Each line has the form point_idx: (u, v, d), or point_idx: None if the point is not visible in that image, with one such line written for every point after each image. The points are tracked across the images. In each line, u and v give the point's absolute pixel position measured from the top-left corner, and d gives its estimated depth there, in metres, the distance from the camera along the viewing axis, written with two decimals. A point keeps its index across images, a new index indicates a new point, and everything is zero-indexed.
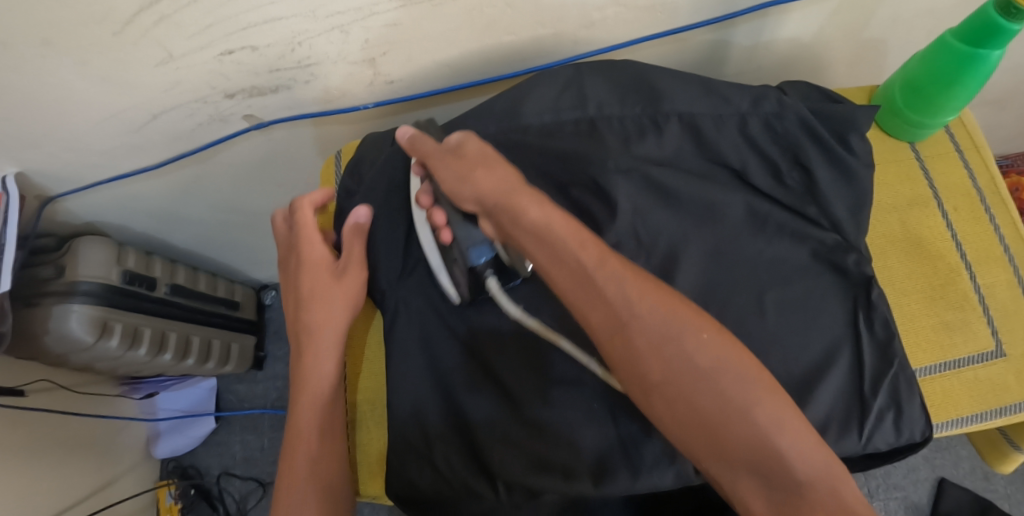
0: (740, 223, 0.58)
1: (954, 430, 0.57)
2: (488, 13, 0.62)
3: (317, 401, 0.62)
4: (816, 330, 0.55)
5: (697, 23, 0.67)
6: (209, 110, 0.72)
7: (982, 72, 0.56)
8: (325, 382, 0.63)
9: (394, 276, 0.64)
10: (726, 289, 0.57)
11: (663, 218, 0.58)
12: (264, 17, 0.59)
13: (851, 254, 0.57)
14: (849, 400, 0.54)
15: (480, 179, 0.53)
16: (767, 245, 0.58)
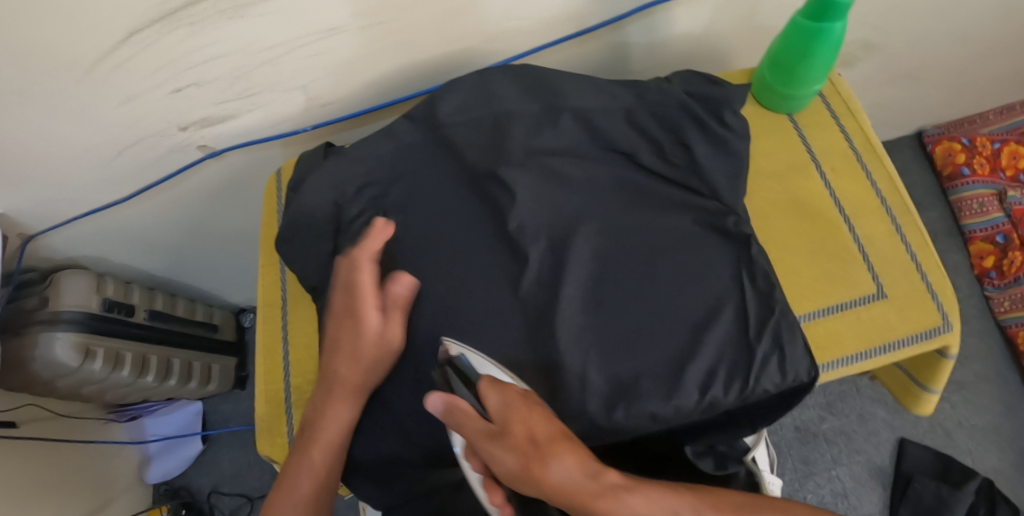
0: (628, 200, 0.65)
1: (843, 368, 0.60)
2: (402, 34, 0.70)
3: (331, 445, 0.62)
4: (703, 288, 0.61)
5: (590, 26, 0.76)
6: (167, 142, 0.79)
7: (831, 43, 0.63)
8: (342, 422, 0.62)
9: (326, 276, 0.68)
10: (620, 260, 0.62)
11: (561, 199, 0.64)
12: (205, 57, 0.67)
13: (730, 216, 0.63)
14: (735, 345, 0.58)
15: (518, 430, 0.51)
16: (656, 216, 0.64)
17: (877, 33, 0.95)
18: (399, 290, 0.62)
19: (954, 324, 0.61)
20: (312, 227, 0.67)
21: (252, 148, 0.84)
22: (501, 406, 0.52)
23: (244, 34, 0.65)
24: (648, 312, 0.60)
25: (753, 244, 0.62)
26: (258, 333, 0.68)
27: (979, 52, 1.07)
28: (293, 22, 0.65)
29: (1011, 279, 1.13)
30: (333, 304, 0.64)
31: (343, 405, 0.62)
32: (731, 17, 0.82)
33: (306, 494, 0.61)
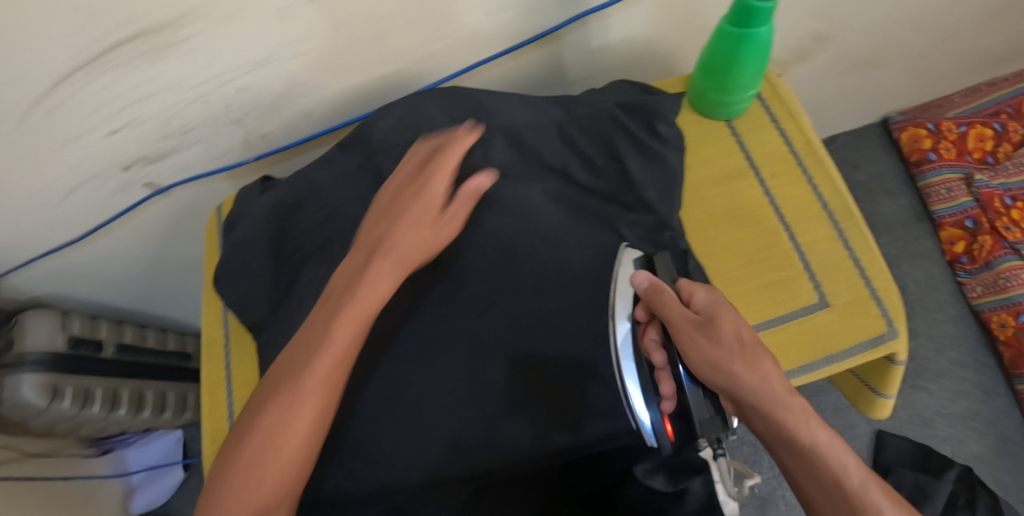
0: (564, 218, 0.65)
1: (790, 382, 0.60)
2: (335, 60, 0.72)
3: (338, 364, 0.53)
4: None
5: (522, 41, 0.77)
6: (113, 182, 0.79)
7: (759, 49, 0.62)
8: (347, 341, 0.54)
9: (263, 313, 0.67)
10: (556, 279, 0.63)
11: (498, 220, 0.64)
12: (137, 98, 0.67)
13: (666, 231, 0.64)
14: None
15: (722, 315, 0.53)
16: (592, 231, 0.64)
17: (828, 26, 0.94)
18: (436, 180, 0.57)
19: (900, 330, 0.60)
20: (248, 264, 0.67)
21: (199, 182, 0.84)
22: (699, 300, 0.55)
23: (174, 73, 0.66)
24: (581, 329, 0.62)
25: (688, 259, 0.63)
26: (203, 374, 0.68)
27: (937, 37, 1.06)
28: (219, 58, 0.66)
29: (983, 264, 1.13)
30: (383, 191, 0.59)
31: (356, 319, 0.54)
32: (670, 21, 0.82)
33: (310, 427, 0.52)
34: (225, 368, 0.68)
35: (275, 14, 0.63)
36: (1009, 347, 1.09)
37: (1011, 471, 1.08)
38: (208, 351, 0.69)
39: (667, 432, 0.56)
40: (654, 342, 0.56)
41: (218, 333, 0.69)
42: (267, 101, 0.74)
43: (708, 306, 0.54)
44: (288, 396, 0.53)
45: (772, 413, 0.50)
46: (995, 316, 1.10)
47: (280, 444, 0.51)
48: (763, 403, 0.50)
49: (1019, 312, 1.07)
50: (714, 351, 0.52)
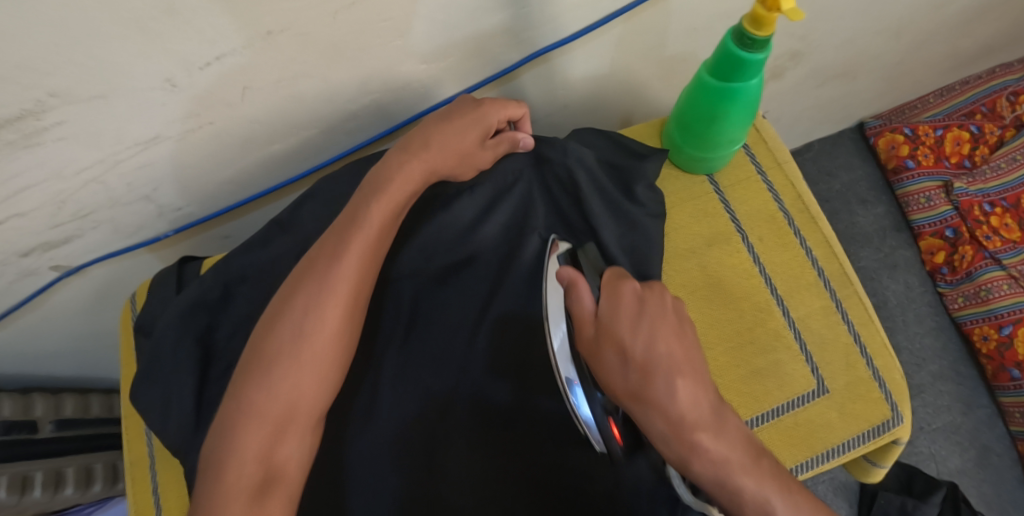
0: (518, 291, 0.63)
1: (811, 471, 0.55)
2: (253, 124, 0.64)
3: (321, 362, 0.54)
4: None
5: (472, 85, 0.70)
6: (13, 270, 0.69)
7: (744, 101, 0.57)
8: (325, 332, 0.54)
9: (189, 431, 0.59)
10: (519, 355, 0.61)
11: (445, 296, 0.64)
12: (15, 189, 0.58)
13: None
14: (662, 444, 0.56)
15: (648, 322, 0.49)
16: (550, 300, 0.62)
17: (804, 43, 0.88)
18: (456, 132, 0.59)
19: (905, 415, 0.57)
20: (174, 371, 0.61)
21: (117, 258, 0.75)
22: (612, 313, 0.50)
23: (51, 161, 0.57)
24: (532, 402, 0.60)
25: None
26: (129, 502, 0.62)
27: (914, 43, 1.01)
28: (102, 141, 0.58)
29: (964, 275, 1.10)
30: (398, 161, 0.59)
31: (335, 316, 0.55)
32: (635, 54, 0.75)
33: (263, 444, 0.51)
34: (152, 492, 0.62)
35: (160, 87, 0.54)
36: (990, 360, 1.06)
37: (993, 483, 1.06)
38: (133, 472, 0.64)
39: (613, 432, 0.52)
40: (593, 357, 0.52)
41: (142, 452, 0.64)
42: (173, 177, 0.66)
43: (632, 318, 0.49)
44: (253, 397, 0.52)
45: (677, 441, 0.47)
46: (977, 328, 1.08)
47: (239, 458, 0.50)
48: (665, 433, 0.47)
49: (1001, 325, 1.04)
50: (625, 377, 0.48)
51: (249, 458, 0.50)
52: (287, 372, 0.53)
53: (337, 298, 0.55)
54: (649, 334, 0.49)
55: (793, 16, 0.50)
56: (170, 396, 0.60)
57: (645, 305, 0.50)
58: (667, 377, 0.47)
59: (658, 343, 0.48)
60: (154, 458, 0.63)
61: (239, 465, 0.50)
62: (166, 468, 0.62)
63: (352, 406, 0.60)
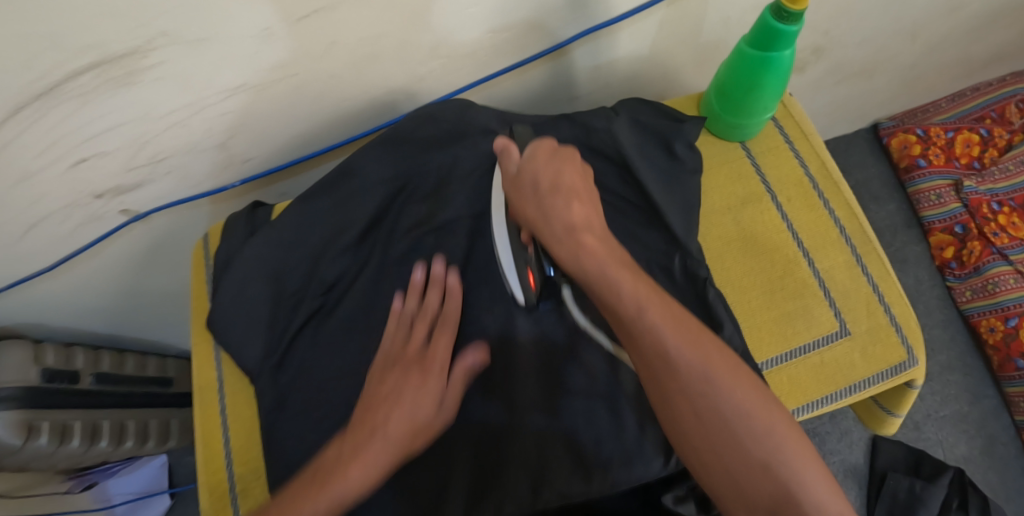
0: None
1: (810, 412, 0.60)
2: (326, 84, 0.69)
3: (413, 430, 0.56)
4: None
5: (527, 58, 0.75)
6: (83, 212, 0.73)
7: (778, 70, 0.61)
8: (419, 407, 0.57)
9: (263, 356, 0.64)
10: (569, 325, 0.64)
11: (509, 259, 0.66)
12: (105, 126, 0.63)
13: (678, 255, 0.63)
14: None
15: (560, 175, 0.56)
16: None
17: (827, 38, 0.93)
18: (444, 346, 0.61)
19: (919, 359, 0.61)
20: (250, 313, 0.65)
21: (178, 208, 0.79)
22: (531, 154, 0.58)
23: (143, 100, 0.61)
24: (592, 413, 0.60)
25: (709, 286, 0.61)
26: (197, 423, 0.64)
27: (929, 46, 1.06)
28: (193, 85, 0.62)
29: (972, 269, 1.14)
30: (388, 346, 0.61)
31: (425, 389, 0.58)
32: (675, 37, 0.80)
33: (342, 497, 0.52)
34: (220, 411, 0.65)
35: (256, 35, 0.59)
36: (997, 351, 1.10)
37: (998, 471, 1.09)
38: (200, 396, 0.65)
39: (529, 282, 0.60)
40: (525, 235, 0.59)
41: (210, 376, 0.66)
42: (245, 126, 0.70)
43: (543, 157, 0.58)
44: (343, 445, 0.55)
45: (579, 245, 0.53)
46: (984, 320, 1.12)
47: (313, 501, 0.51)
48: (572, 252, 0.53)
49: (1008, 317, 1.09)
50: (534, 197, 0.56)
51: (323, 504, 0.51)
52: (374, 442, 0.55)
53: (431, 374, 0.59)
54: (553, 168, 0.57)
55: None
56: (238, 328, 0.64)
57: (558, 154, 0.58)
58: (566, 198, 0.55)
59: (560, 178, 0.56)
60: (224, 383, 0.65)
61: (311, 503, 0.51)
62: (237, 392, 0.65)
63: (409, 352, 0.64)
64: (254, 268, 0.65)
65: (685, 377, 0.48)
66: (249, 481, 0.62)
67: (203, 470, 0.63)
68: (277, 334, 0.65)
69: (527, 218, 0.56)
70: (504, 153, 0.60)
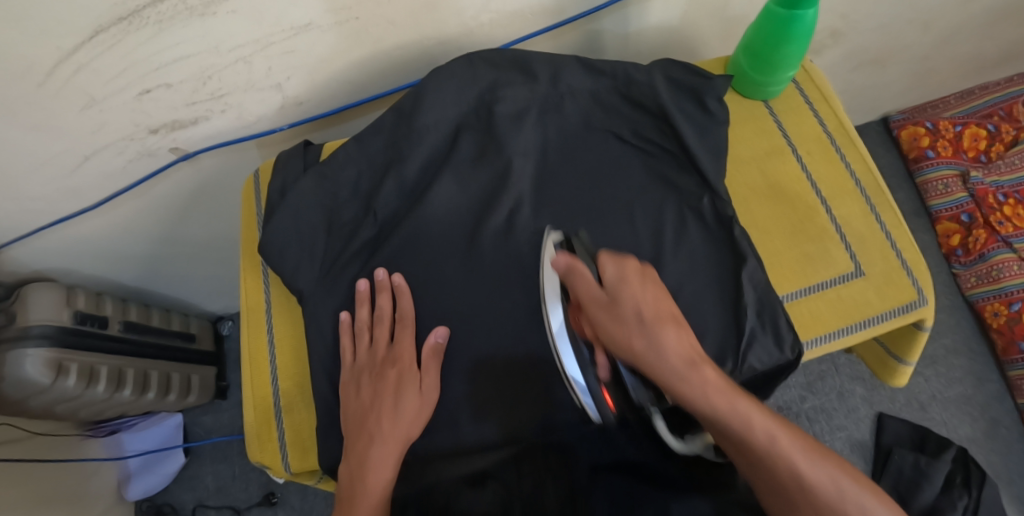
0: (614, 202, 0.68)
1: (826, 345, 0.64)
2: (374, 32, 0.74)
3: (417, 418, 0.63)
4: (697, 274, 0.64)
5: (565, 19, 0.79)
6: (137, 146, 0.80)
7: (803, 31, 0.64)
8: (408, 408, 0.63)
9: (314, 278, 0.68)
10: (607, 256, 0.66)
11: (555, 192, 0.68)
12: (175, 57, 0.69)
13: (706, 198, 0.66)
14: (727, 329, 0.62)
15: (645, 297, 0.55)
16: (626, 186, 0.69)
17: (845, 22, 0.96)
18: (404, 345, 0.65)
19: (929, 297, 0.64)
20: (301, 240, 0.68)
21: (223, 150, 0.86)
22: (618, 275, 0.55)
23: (214, 32, 0.68)
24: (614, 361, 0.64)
25: (734, 226, 0.65)
26: (245, 338, 0.70)
27: (942, 39, 1.09)
28: (263, 20, 0.68)
29: (977, 256, 1.17)
30: (363, 360, 0.65)
31: (413, 391, 0.63)
32: (705, 9, 0.84)
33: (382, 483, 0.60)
34: (267, 333, 0.70)
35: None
36: (1001, 335, 1.13)
37: (1001, 453, 1.11)
38: (249, 316, 0.71)
39: (608, 401, 0.58)
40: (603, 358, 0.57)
41: (258, 299, 0.71)
42: (302, 68, 0.77)
43: (630, 279, 0.55)
44: (355, 442, 0.61)
45: (682, 380, 0.53)
46: (988, 306, 1.15)
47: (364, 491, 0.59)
48: (675, 374, 0.53)
49: (1011, 302, 1.12)
50: (641, 328, 0.54)
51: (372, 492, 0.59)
52: (389, 429, 0.62)
53: (409, 369, 0.64)
54: (640, 290, 0.55)
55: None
56: (288, 255, 0.67)
57: (646, 276, 0.56)
58: (666, 332, 0.54)
59: (655, 306, 0.55)
60: (270, 304, 0.71)
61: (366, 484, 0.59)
62: (284, 313, 0.70)
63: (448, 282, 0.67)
64: (307, 201, 0.69)
65: (771, 466, 0.53)
66: (291, 397, 0.68)
67: (249, 384, 0.69)
68: (326, 259, 0.69)
69: (628, 351, 0.54)
70: (576, 277, 0.57)
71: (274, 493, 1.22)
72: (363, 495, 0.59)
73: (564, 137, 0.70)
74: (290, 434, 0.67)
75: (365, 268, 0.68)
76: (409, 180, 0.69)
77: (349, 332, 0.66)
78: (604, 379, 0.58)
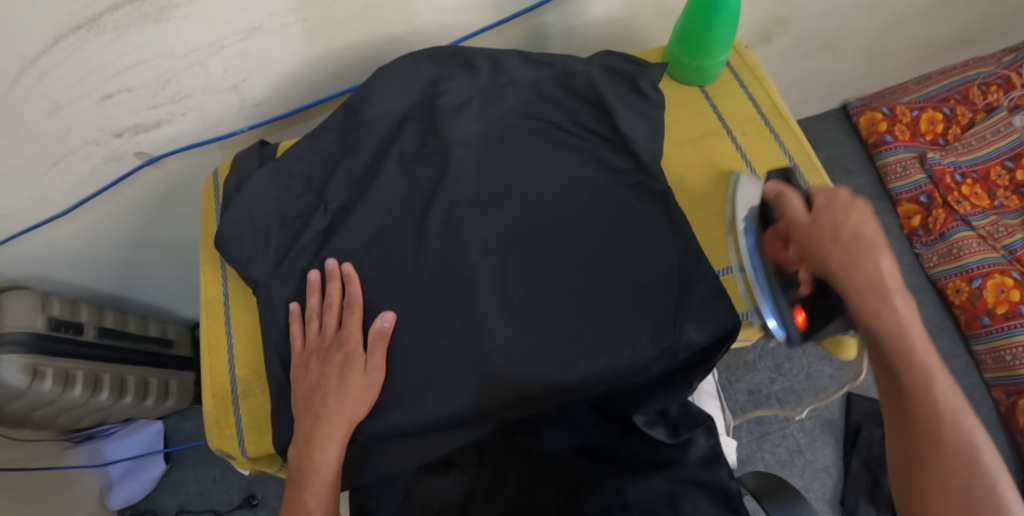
0: (555, 184, 0.71)
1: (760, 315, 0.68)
2: (325, 32, 0.77)
3: (363, 400, 0.64)
4: (633, 251, 0.68)
5: (509, 14, 0.82)
6: (104, 151, 0.82)
7: (727, 16, 0.67)
8: (353, 391, 0.64)
9: (269, 268, 0.70)
10: (551, 235, 0.69)
11: (498, 172, 0.71)
12: (132, 62, 0.72)
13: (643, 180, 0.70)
14: (663, 301, 0.66)
15: (852, 222, 0.58)
16: (565, 167, 0.71)
17: (787, 9, 1.00)
18: (354, 332, 0.67)
19: None
20: (257, 227, 0.70)
21: (188, 152, 0.88)
22: (827, 204, 0.60)
23: (169, 38, 0.71)
24: (569, 337, 0.65)
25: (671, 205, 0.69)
26: (204, 329, 0.72)
27: (888, 24, 1.13)
28: (216, 24, 0.71)
29: (938, 236, 1.20)
30: (315, 345, 0.67)
31: (360, 375, 0.65)
32: (645, 1, 0.87)
33: (329, 461, 0.63)
34: (225, 322, 0.73)
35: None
36: (964, 310, 1.15)
37: None
38: (207, 309, 0.73)
39: (798, 321, 0.62)
40: (803, 275, 0.61)
41: (217, 291, 0.74)
42: (258, 71, 0.80)
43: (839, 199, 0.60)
44: (304, 423, 0.64)
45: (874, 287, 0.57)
46: (950, 283, 1.17)
47: (316, 468, 0.63)
48: (874, 283, 0.57)
49: (972, 278, 1.14)
50: (836, 244, 0.58)
51: (325, 470, 0.63)
52: (335, 409, 0.64)
53: (359, 354, 0.66)
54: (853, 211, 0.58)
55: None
56: (243, 244, 0.69)
57: (859, 204, 0.59)
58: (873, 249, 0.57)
59: (861, 230, 0.58)
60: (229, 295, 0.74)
61: (316, 464, 0.63)
62: (241, 304, 0.73)
63: (398, 266, 0.69)
64: (262, 195, 0.71)
65: (911, 388, 0.58)
66: (251, 385, 0.71)
67: (209, 373, 0.71)
68: (280, 249, 0.71)
69: (825, 264, 0.58)
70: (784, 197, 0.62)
71: (255, 495, 1.25)
72: (313, 474, 0.62)
73: (507, 124, 0.73)
74: (247, 418, 0.69)
75: (318, 257, 0.70)
76: (359, 170, 0.72)
77: (299, 320, 0.69)
78: (800, 295, 0.62)
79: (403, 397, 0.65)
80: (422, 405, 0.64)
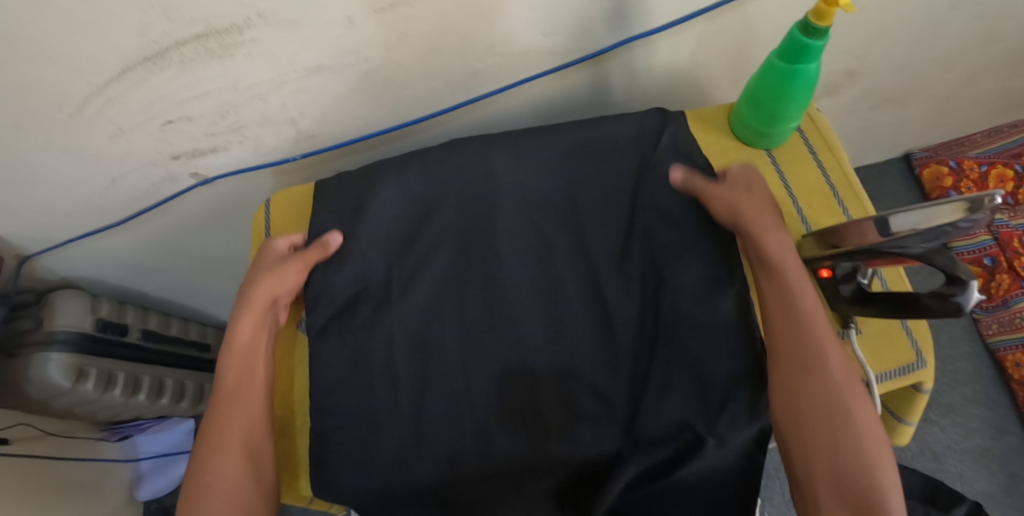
0: (607, 244, 0.73)
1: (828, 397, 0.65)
2: (382, 73, 0.77)
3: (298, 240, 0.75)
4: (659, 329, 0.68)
5: (572, 61, 0.81)
6: (160, 172, 0.84)
7: (804, 83, 0.67)
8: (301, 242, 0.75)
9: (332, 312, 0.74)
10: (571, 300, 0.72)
11: (555, 228, 0.74)
12: (195, 93, 0.73)
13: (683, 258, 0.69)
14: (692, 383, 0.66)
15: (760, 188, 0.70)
16: (605, 228, 0.73)
17: (859, 62, 0.95)
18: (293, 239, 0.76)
19: (928, 362, 0.68)
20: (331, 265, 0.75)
21: (241, 177, 0.90)
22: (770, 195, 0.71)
23: (233, 72, 0.71)
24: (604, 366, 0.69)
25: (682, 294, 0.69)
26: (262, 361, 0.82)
27: (965, 78, 1.07)
28: (278, 61, 0.72)
29: (999, 302, 1.17)
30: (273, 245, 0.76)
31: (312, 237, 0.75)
32: (712, 51, 0.85)
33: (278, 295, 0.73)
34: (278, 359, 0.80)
35: (339, 22, 0.68)
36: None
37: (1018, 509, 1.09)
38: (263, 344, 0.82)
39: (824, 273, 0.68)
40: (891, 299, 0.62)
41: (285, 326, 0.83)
42: (315, 105, 0.80)
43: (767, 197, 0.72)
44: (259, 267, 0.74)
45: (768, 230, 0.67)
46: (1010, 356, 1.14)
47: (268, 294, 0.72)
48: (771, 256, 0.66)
49: None
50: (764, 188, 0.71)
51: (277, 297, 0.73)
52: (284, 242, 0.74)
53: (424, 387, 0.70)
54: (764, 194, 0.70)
55: (852, 11, 0.60)
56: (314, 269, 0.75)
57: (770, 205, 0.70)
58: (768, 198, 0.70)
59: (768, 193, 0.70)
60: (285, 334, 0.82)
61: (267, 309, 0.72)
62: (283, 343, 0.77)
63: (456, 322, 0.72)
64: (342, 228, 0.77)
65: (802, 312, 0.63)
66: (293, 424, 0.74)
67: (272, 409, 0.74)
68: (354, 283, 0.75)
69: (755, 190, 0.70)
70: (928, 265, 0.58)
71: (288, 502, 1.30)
72: (259, 288, 0.72)
73: (558, 173, 0.75)
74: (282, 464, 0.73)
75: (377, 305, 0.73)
76: None
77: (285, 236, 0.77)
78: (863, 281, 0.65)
79: (484, 449, 0.68)
80: (477, 442, 0.68)
